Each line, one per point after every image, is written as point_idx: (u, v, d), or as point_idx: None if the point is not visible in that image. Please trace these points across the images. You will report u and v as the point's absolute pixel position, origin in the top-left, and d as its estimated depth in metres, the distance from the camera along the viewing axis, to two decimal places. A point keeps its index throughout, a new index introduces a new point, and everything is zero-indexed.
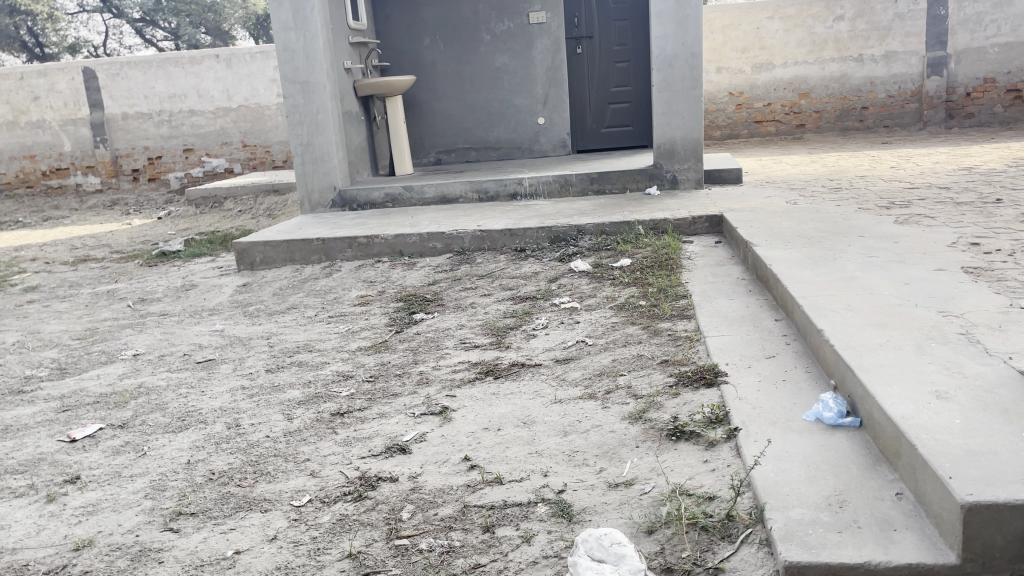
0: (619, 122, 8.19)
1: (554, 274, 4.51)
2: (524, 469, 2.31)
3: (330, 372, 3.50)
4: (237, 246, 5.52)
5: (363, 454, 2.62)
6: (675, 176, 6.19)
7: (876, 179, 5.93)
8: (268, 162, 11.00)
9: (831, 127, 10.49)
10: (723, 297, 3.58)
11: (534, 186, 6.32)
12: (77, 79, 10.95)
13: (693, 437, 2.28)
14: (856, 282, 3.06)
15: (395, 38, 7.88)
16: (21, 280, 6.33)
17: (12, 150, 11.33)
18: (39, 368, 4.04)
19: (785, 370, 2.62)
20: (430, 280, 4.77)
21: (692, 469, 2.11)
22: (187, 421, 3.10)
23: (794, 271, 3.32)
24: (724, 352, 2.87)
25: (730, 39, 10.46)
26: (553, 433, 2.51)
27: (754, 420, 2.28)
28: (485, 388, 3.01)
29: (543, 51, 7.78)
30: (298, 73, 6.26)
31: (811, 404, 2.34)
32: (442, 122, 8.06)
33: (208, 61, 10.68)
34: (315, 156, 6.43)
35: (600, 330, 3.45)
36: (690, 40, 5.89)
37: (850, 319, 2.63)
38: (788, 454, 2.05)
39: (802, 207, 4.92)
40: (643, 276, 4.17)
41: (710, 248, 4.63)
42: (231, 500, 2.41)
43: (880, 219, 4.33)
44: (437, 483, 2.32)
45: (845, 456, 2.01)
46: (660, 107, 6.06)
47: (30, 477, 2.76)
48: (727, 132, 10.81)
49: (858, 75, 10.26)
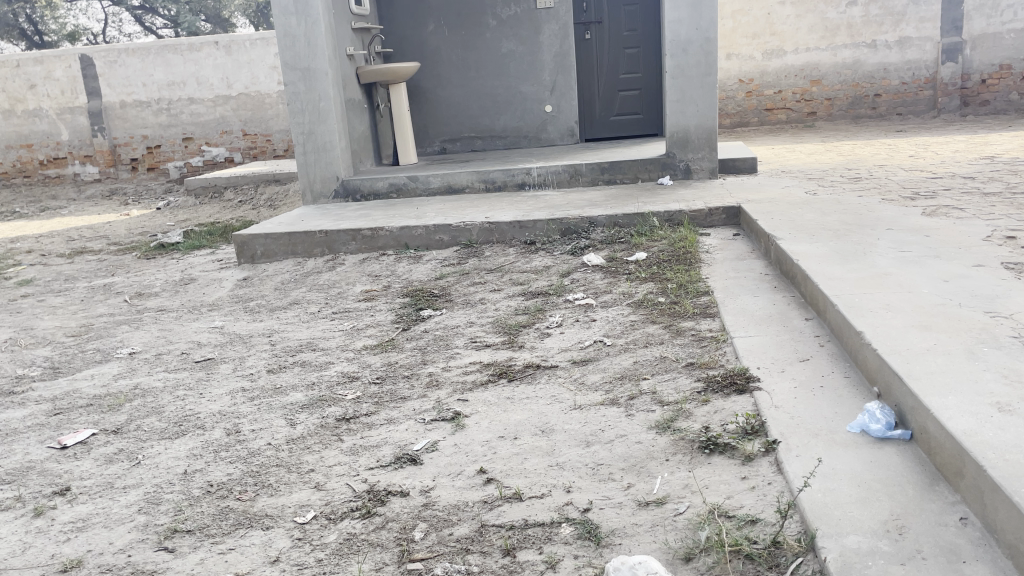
0: (628, 110, 8.00)
1: (567, 268, 4.34)
2: (545, 484, 2.15)
3: (334, 373, 3.33)
4: (237, 238, 5.33)
5: (371, 464, 2.46)
6: (688, 165, 6.00)
7: (897, 169, 5.73)
8: (269, 151, 10.82)
9: (842, 114, 10.28)
10: (747, 295, 3.40)
11: (543, 176, 6.14)
12: (74, 67, 10.76)
13: (728, 450, 2.11)
14: (892, 279, 2.88)
15: (399, 24, 7.69)
16: (15, 273, 6.16)
17: (9, 139, 11.16)
18: (31, 368, 3.88)
19: (822, 374, 2.45)
20: (437, 275, 4.60)
21: (731, 487, 1.94)
22: (185, 426, 2.94)
23: (825, 266, 3.14)
24: (754, 355, 2.69)
25: (741, 25, 10.27)
26: (574, 443, 2.35)
27: (794, 431, 2.11)
28: (499, 392, 2.85)
29: (550, 36, 7.59)
30: (299, 60, 6.07)
31: (855, 414, 2.17)
32: (447, 110, 7.87)
33: (207, 47, 10.48)
34: (317, 145, 6.24)
35: (618, 329, 3.27)
36: (705, 24, 5.71)
37: (892, 320, 2.45)
38: (837, 472, 1.88)
39: (822, 198, 4.74)
40: (660, 271, 3.99)
41: (729, 241, 4.46)
42: (230, 516, 2.25)
43: (908, 210, 4.15)
44: (452, 499, 2.16)
45: (898, 474, 1.85)
46: (674, 93, 5.86)
47: (18, 487, 2.60)
48: (736, 120, 10.61)
49: (871, 61, 10.06)
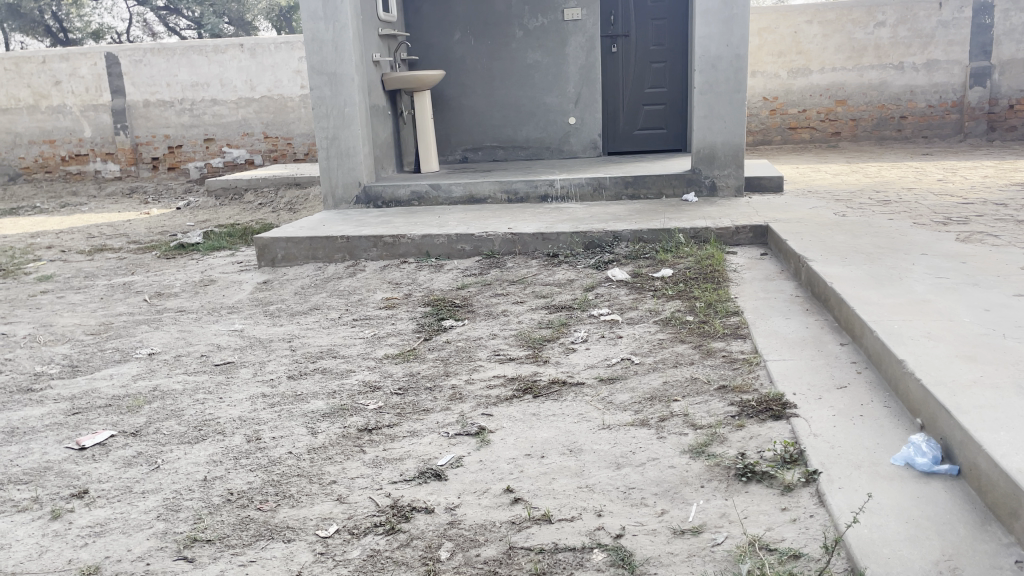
0: (653, 124, 7.95)
1: (591, 282, 4.29)
2: (575, 506, 2.09)
3: (355, 381, 3.29)
4: (259, 240, 5.30)
5: (394, 478, 2.41)
6: (713, 182, 5.95)
7: (927, 192, 5.65)
8: (289, 154, 10.83)
9: (868, 136, 10.20)
10: (778, 317, 3.34)
11: (566, 188, 6.10)
12: (100, 65, 10.82)
13: (765, 479, 2.05)
14: (932, 306, 2.81)
15: (425, 32, 7.67)
16: (35, 269, 6.16)
17: (32, 134, 11.21)
18: (50, 365, 3.86)
19: (862, 403, 2.39)
20: (459, 284, 4.56)
21: (771, 519, 1.88)
22: (204, 431, 2.90)
23: (861, 291, 3.08)
24: (789, 379, 2.63)
25: (767, 43, 10.20)
26: (604, 465, 2.29)
27: (835, 462, 2.05)
28: (524, 407, 2.79)
29: (577, 48, 7.56)
30: (326, 64, 6.06)
31: (898, 447, 2.10)
32: (470, 119, 7.85)
33: (232, 49, 10.53)
34: (340, 150, 6.23)
35: (646, 347, 3.22)
36: (736, 40, 5.65)
37: (934, 349, 2.39)
38: (884, 508, 1.82)
39: (852, 220, 4.68)
40: (687, 289, 3.94)
41: (756, 260, 4.40)
42: (251, 527, 2.21)
43: (940, 235, 4.07)
44: (479, 518, 2.11)
45: (947, 512, 1.78)
46: (702, 109, 5.81)
47: (35, 488, 2.57)
48: (759, 138, 10.54)
49: (897, 83, 9.99)
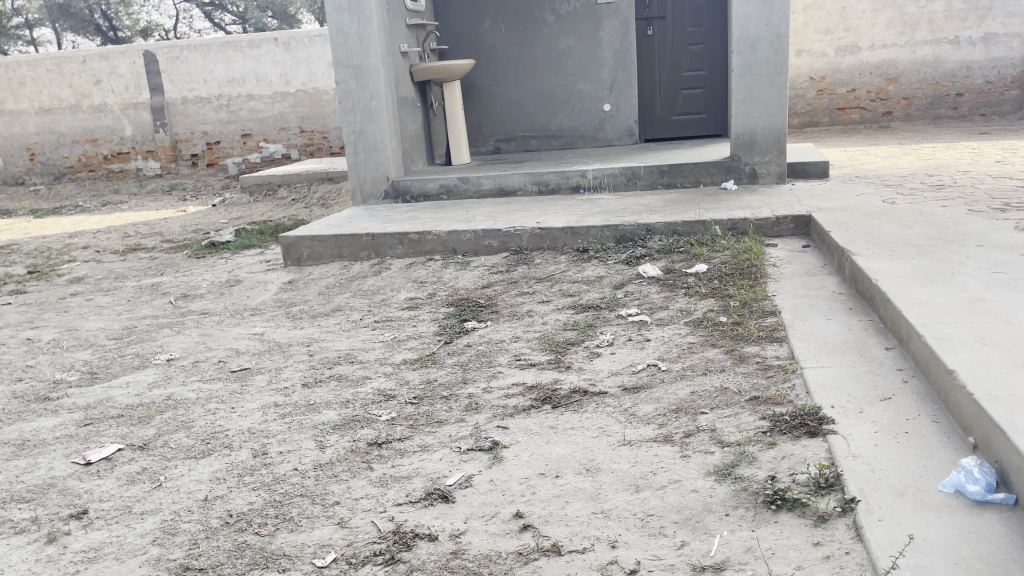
0: (691, 109, 7.68)
1: (621, 279, 4.09)
2: (587, 536, 1.92)
3: (370, 390, 3.15)
4: (285, 239, 5.22)
5: (399, 500, 2.26)
6: (754, 169, 5.68)
7: (983, 176, 5.31)
8: (325, 148, 10.76)
9: (921, 114, 9.76)
10: (818, 317, 3.11)
11: (598, 178, 5.88)
12: (138, 63, 10.89)
13: (797, 507, 1.85)
14: (987, 306, 2.57)
15: (455, 21, 7.51)
16: (69, 270, 6.18)
17: (75, 133, 11.36)
18: (70, 372, 3.81)
19: (907, 418, 2.17)
20: (484, 282, 4.41)
21: (801, 555, 1.69)
22: (211, 445, 2.80)
23: (906, 289, 2.83)
24: (827, 390, 2.41)
25: (813, 20, 9.81)
26: (621, 487, 2.11)
27: (876, 488, 1.85)
28: (541, 420, 2.62)
29: (610, 33, 7.32)
30: (351, 58, 5.93)
31: (947, 470, 1.89)
32: (502, 109, 7.67)
33: (266, 44, 10.51)
34: (367, 145, 6.10)
35: (675, 352, 3.02)
36: (775, 19, 5.38)
37: (988, 357, 2.15)
38: (930, 545, 1.62)
39: (902, 208, 4.39)
40: (722, 286, 3.72)
41: (797, 253, 4.16)
42: (246, 554, 2.08)
43: (997, 224, 3.77)
44: (484, 548, 1.95)
45: (1002, 551, 1.57)
46: (740, 93, 5.55)
47: (36, 508, 2.49)
48: (806, 119, 10.12)
49: (952, 59, 9.54)
